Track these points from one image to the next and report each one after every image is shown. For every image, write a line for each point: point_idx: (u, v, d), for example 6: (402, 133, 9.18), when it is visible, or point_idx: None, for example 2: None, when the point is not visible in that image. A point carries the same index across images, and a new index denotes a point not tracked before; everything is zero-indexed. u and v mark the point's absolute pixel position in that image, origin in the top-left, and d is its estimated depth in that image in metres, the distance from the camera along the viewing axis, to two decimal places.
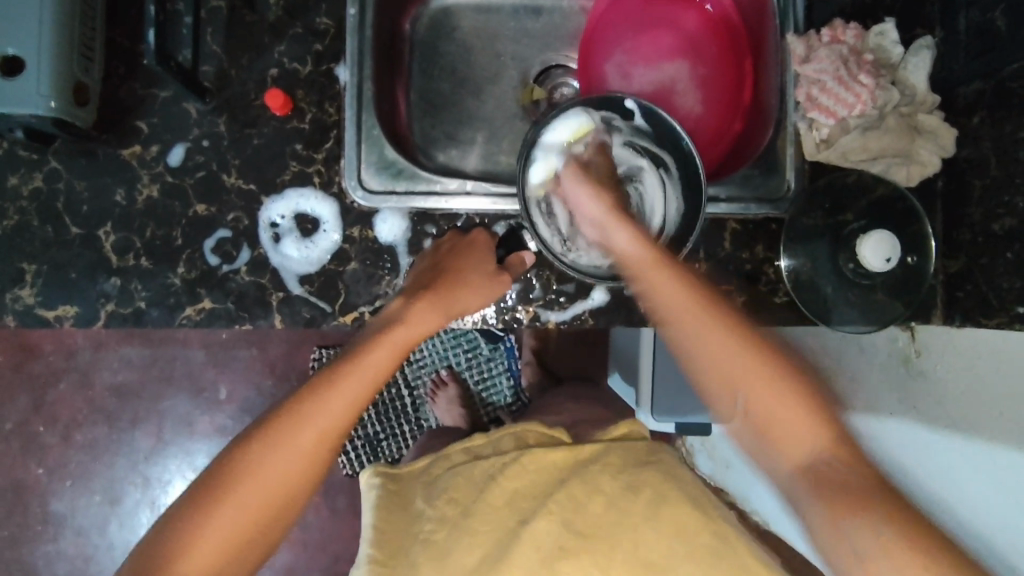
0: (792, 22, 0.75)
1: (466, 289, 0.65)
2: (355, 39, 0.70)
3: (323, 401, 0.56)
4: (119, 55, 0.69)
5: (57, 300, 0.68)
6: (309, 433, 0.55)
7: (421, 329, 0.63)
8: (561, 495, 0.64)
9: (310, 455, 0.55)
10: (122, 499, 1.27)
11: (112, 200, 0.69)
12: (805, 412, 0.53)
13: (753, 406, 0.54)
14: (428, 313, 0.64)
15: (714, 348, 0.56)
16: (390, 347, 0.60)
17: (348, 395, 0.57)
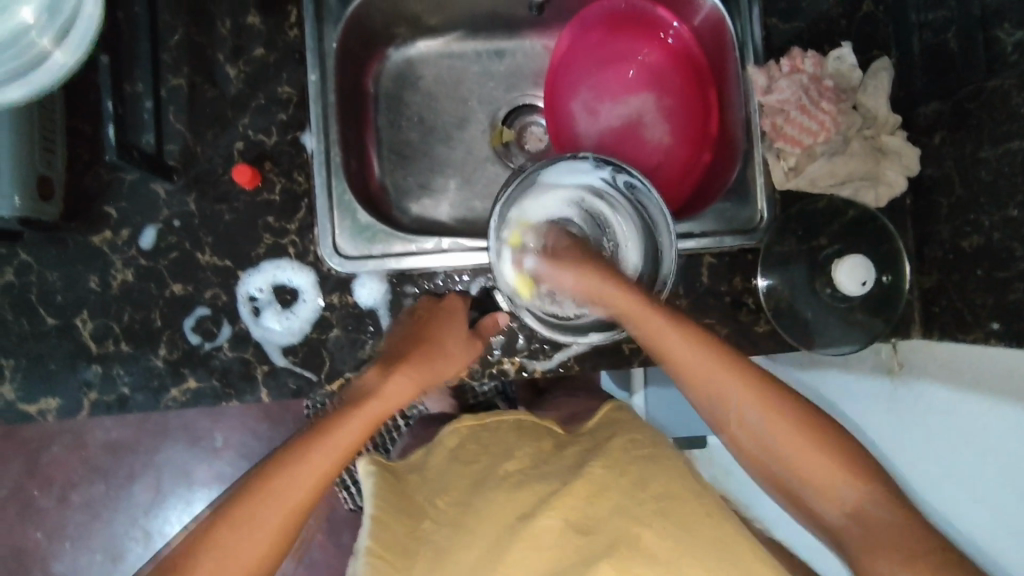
0: (752, 53, 0.76)
1: (442, 350, 0.65)
2: (318, 106, 0.70)
3: (291, 475, 0.53)
4: (81, 140, 0.68)
5: (38, 394, 0.67)
6: (277, 511, 0.52)
7: (397, 399, 0.61)
8: (567, 485, 0.62)
9: (274, 532, 0.52)
10: (125, 556, 1.26)
11: (86, 287, 0.68)
12: (820, 445, 0.54)
13: (690, 368, 0.59)
14: (406, 382, 0.62)
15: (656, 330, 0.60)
16: (362, 417, 0.58)
17: (320, 467, 0.54)
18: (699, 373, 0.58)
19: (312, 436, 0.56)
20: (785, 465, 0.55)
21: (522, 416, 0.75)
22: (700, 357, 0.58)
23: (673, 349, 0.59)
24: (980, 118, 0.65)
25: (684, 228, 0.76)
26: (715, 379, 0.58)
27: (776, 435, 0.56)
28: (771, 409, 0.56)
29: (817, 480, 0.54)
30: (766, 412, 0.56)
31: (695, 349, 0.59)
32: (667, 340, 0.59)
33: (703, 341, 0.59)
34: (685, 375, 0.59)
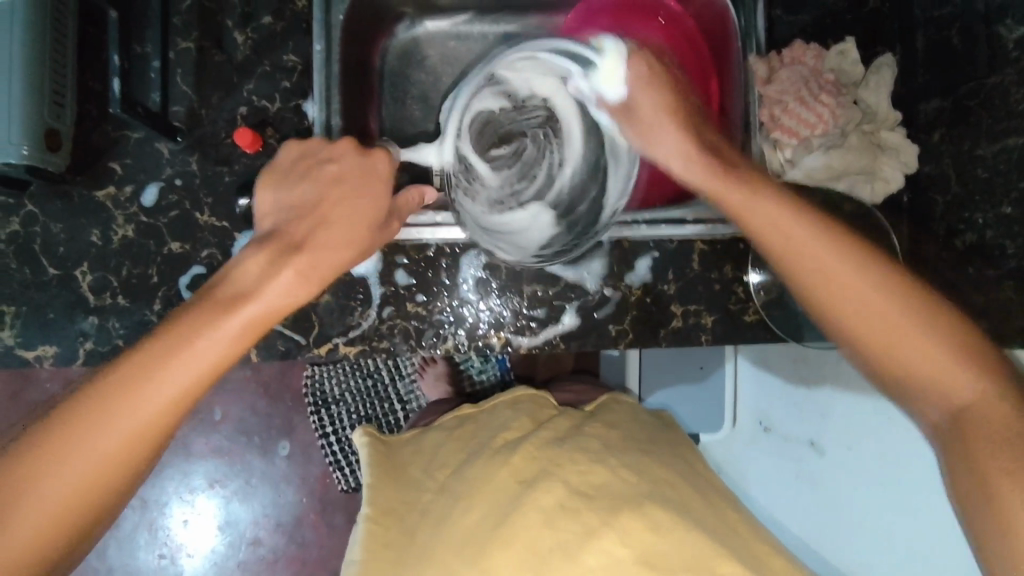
0: (755, 43, 0.75)
1: (337, 218, 0.57)
2: (321, 75, 0.70)
3: (161, 371, 0.47)
4: (91, 97, 0.70)
5: (36, 341, 0.69)
6: (142, 411, 0.47)
7: (283, 293, 0.52)
8: (564, 461, 0.65)
9: (146, 428, 0.47)
10: (121, 523, 1.21)
11: (88, 240, 0.70)
12: (922, 323, 0.50)
13: (827, 272, 0.52)
14: (292, 276, 0.53)
15: (814, 258, 0.53)
16: (248, 314, 0.50)
17: (188, 364, 0.48)
18: (823, 286, 0.52)
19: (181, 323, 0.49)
20: (882, 339, 0.51)
21: (518, 391, 0.77)
22: (841, 263, 0.52)
23: (805, 263, 0.53)
24: (977, 115, 0.65)
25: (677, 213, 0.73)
26: (844, 288, 0.52)
27: (911, 354, 0.50)
28: (919, 332, 0.50)
29: (920, 366, 0.49)
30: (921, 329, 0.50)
31: (865, 273, 0.51)
32: (772, 237, 0.54)
33: (839, 248, 0.53)
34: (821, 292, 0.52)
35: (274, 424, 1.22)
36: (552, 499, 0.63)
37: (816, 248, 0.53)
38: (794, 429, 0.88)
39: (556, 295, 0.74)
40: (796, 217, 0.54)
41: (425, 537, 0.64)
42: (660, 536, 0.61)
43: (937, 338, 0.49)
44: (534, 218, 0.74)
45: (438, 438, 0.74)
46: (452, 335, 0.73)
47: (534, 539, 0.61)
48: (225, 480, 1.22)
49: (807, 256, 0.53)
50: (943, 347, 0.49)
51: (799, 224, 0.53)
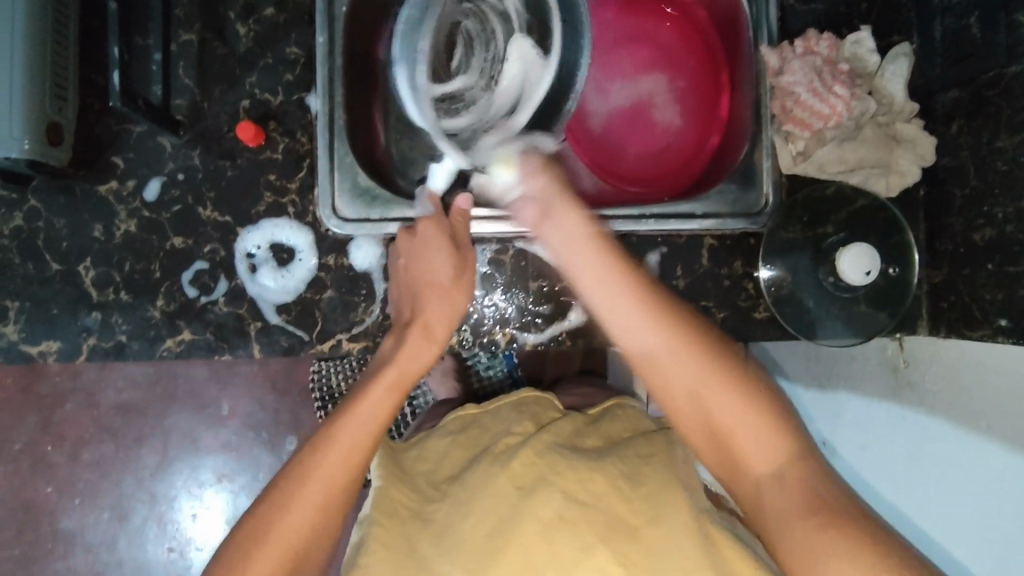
0: (766, 33, 0.73)
1: (431, 269, 0.65)
2: (324, 67, 0.70)
3: (323, 454, 0.55)
4: (94, 91, 0.70)
5: (40, 337, 0.68)
6: (317, 489, 0.54)
7: (413, 360, 0.61)
8: (564, 469, 0.63)
9: (321, 504, 0.54)
10: (130, 517, 1.22)
11: (91, 235, 0.70)
12: (732, 386, 0.55)
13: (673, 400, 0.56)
14: (420, 342, 0.62)
15: (649, 346, 0.56)
16: (388, 385, 0.59)
17: (348, 448, 0.56)
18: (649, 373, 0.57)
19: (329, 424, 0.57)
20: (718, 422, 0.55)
21: (523, 394, 0.77)
22: (684, 365, 0.55)
23: (626, 328, 0.57)
24: (997, 106, 0.63)
25: (687, 208, 0.73)
26: (668, 352, 0.55)
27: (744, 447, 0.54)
28: (738, 410, 0.55)
29: (744, 438, 0.55)
30: (761, 427, 0.55)
31: (709, 371, 0.55)
32: (628, 320, 0.56)
33: (668, 317, 0.56)
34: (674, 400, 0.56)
35: (280, 420, 1.22)
36: (551, 509, 0.60)
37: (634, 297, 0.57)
38: None
39: (563, 291, 0.72)
40: (652, 311, 0.56)
41: (426, 547, 0.62)
42: (656, 554, 0.58)
43: (748, 402, 0.55)
44: (524, 60, 0.68)
45: (444, 443, 0.74)
46: (457, 331, 0.72)
47: (528, 554, 0.58)
48: (232, 476, 1.22)
49: (666, 361, 0.55)
50: (747, 408, 0.55)
51: (654, 332, 0.56)
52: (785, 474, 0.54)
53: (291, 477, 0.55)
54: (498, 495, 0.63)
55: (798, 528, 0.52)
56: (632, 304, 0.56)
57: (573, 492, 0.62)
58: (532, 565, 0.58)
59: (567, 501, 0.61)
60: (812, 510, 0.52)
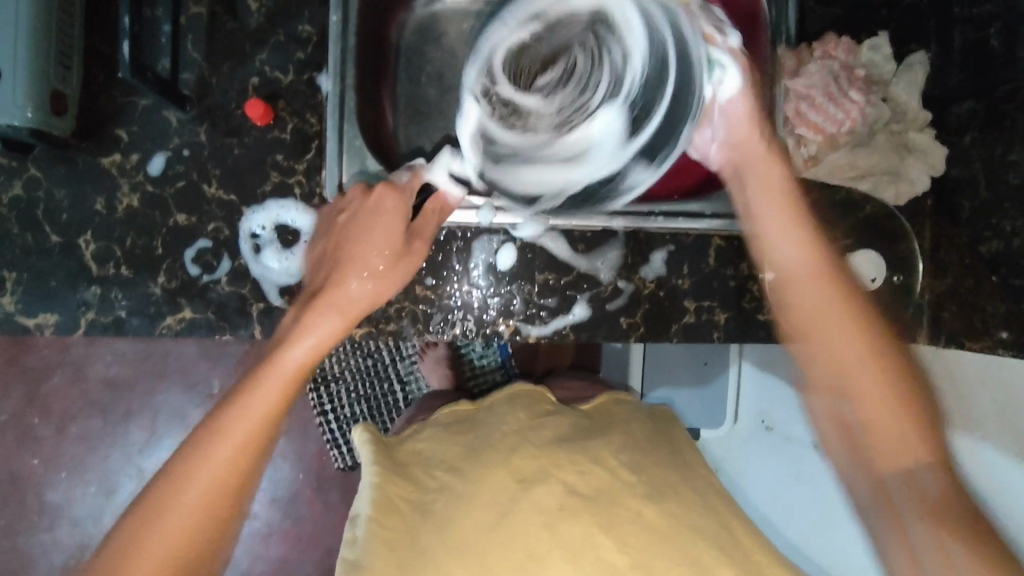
0: (784, 37, 0.73)
1: (367, 239, 0.59)
2: (336, 45, 0.68)
3: (179, 480, 0.51)
4: (98, 61, 0.68)
5: (38, 309, 0.67)
6: (176, 518, 0.51)
7: (308, 339, 0.57)
8: (563, 462, 0.65)
9: (178, 543, 0.51)
10: (117, 491, 1.21)
11: (92, 208, 0.68)
12: (914, 417, 0.52)
13: (836, 375, 0.55)
14: (319, 320, 0.57)
15: (841, 344, 0.55)
16: (272, 375, 0.55)
17: (200, 473, 0.52)
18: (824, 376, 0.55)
19: (196, 434, 0.54)
20: (864, 431, 0.53)
21: (517, 386, 0.75)
22: (848, 346, 0.55)
23: (809, 353, 0.56)
24: (1013, 119, 0.63)
25: (695, 208, 0.72)
26: (840, 349, 0.55)
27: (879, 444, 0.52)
28: (905, 418, 0.52)
29: (884, 461, 0.52)
30: (908, 418, 0.52)
31: (856, 322, 0.55)
32: (831, 315, 0.56)
33: (859, 319, 0.56)
34: (801, 323, 0.57)
35: None
36: (552, 501, 0.63)
37: (827, 316, 0.56)
38: (796, 428, 0.88)
39: (569, 285, 0.72)
40: (808, 241, 0.59)
41: (425, 536, 0.62)
42: (657, 538, 0.62)
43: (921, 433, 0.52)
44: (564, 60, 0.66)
45: (433, 432, 0.71)
46: (461, 321, 0.71)
47: (533, 546, 0.61)
48: None
49: (817, 285, 0.57)
50: (919, 434, 0.52)
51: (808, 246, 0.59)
52: (954, 523, 0.48)
53: (159, 481, 0.52)
54: (499, 485, 0.64)
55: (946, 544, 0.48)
56: (857, 336, 0.55)
57: (573, 483, 0.64)
58: (536, 555, 0.60)
59: (568, 492, 0.63)
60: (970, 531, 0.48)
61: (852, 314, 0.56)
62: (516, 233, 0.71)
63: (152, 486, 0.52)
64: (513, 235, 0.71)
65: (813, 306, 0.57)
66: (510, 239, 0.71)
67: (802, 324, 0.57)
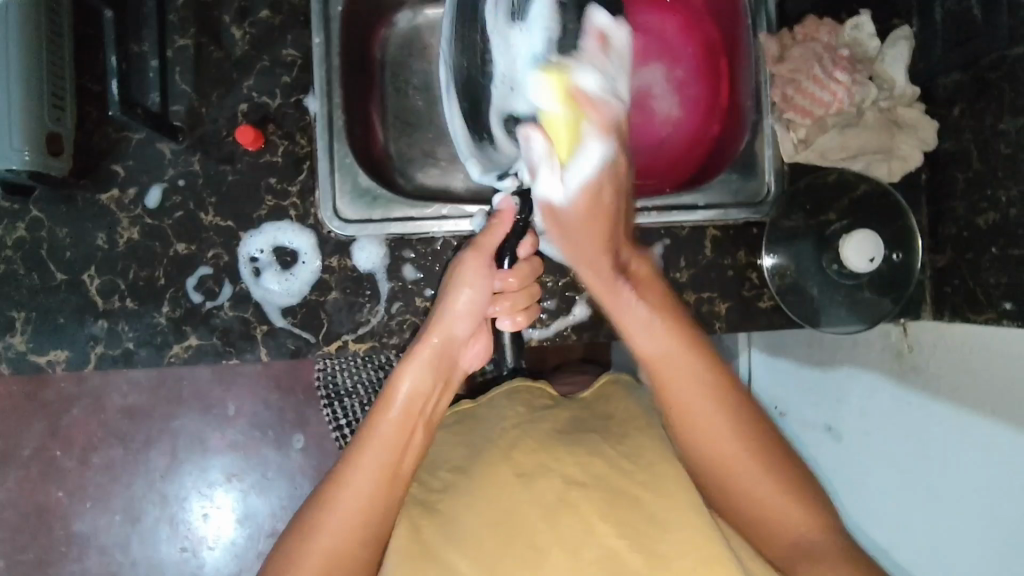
0: (766, 21, 0.73)
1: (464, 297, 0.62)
2: (321, 69, 0.70)
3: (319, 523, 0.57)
4: (90, 99, 0.70)
5: (48, 346, 0.69)
6: (315, 560, 0.56)
7: (406, 384, 0.60)
8: (563, 455, 0.62)
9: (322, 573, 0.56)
10: (142, 518, 1.23)
11: (94, 244, 0.70)
12: (776, 469, 0.62)
13: (664, 370, 0.62)
14: (421, 365, 0.62)
15: (709, 424, 0.62)
16: (395, 417, 0.60)
17: (341, 511, 0.57)
18: (721, 467, 0.62)
19: (327, 483, 0.59)
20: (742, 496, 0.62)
21: (517, 384, 0.74)
22: (725, 425, 0.62)
23: (694, 435, 0.62)
24: (1000, 88, 0.62)
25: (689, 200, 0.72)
26: (716, 432, 0.62)
27: (775, 514, 0.61)
28: (778, 484, 0.61)
29: (779, 513, 0.61)
30: (757, 471, 0.61)
31: (696, 353, 0.62)
32: (687, 392, 0.62)
33: (721, 399, 0.62)
34: (664, 390, 0.63)
35: (288, 418, 1.23)
36: (552, 494, 0.60)
37: (692, 358, 0.62)
38: (813, 416, 0.86)
39: (567, 286, 0.73)
40: (666, 323, 0.63)
41: (429, 533, 0.58)
42: (660, 530, 0.58)
43: (786, 479, 0.62)
44: None
45: (439, 436, 0.71)
46: None
47: (538, 543, 0.57)
48: (242, 475, 1.23)
49: (694, 372, 0.62)
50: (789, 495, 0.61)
51: (682, 349, 0.62)
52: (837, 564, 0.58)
53: (302, 525, 0.58)
54: (499, 480, 0.61)
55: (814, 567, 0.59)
56: (707, 382, 0.62)
57: (574, 475, 0.61)
58: (539, 549, 0.57)
59: (569, 484, 0.60)
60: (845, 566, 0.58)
61: (730, 397, 0.62)
62: None
63: (287, 538, 0.58)
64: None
65: (681, 410, 0.62)
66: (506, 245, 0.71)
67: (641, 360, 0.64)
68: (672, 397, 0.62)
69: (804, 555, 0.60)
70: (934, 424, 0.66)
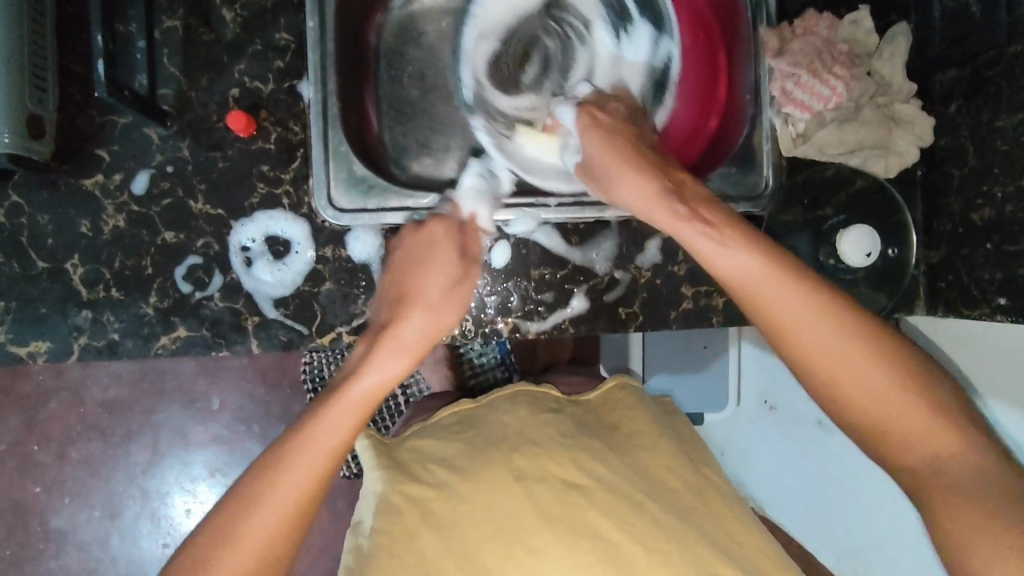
0: (765, 16, 0.72)
1: (427, 282, 0.62)
2: (315, 53, 0.68)
3: (263, 497, 0.53)
4: (74, 81, 0.67)
5: (29, 337, 0.66)
6: (255, 538, 0.52)
7: (378, 375, 0.57)
8: (560, 455, 0.63)
9: (262, 551, 0.52)
10: (123, 514, 1.20)
11: (77, 231, 0.67)
12: (908, 392, 0.48)
13: (812, 349, 0.50)
14: (387, 357, 0.58)
15: (834, 356, 0.49)
16: (341, 410, 0.55)
17: (290, 487, 0.53)
18: (862, 412, 0.49)
19: (272, 456, 0.54)
20: (893, 448, 0.49)
21: (519, 387, 0.72)
22: (837, 335, 0.49)
23: (845, 366, 0.49)
24: (998, 85, 0.63)
25: None
26: (866, 378, 0.49)
27: (917, 455, 0.48)
28: (894, 390, 0.48)
29: (913, 453, 0.48)
30: (864, 362, 0.49)
31: (814, 295, 0.50)
32: (783, 311, 0.51)
33: (830, 309, 0.50)
34: (824, 371, 0.50)
35: (274, 412, 1.21)
36: (551, 495, 0.61)
37: (819, 309, 0.50)
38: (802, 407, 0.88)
39: (565, 278, 0.72)
40: (761, 248, 0.52)
41: (435, 544, 0.59)
42: (661, 527, 0.61)
43: (926, 406, 0.48)
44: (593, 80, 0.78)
45: (437, 432, 0.68)
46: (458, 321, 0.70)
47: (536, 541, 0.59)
48: (226, 469, 1.21)
49: (818, 324, 0.50)
50: (930, 423, 0.48)
51: (830, 320, 0.49)
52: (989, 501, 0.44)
53: (232, 509, 0.53)
54: (497, 478, 0.62)
55: (958, 520, 0.45)
56: (799, 303, 0.50)
57: (570, 476, 0.62)
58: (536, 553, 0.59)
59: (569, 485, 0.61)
60: (983, 503, 0.44)
61: (833, 321, 0.50)
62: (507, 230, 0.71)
63: (213, 517, 0.53)
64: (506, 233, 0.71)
65: (834, 373, 0.49)
66: (505, 236, 0.71)
67: (745, 297, 0.52)
68: (789, 339, 0.51)
69: (974, 498, 0.45)
70: None
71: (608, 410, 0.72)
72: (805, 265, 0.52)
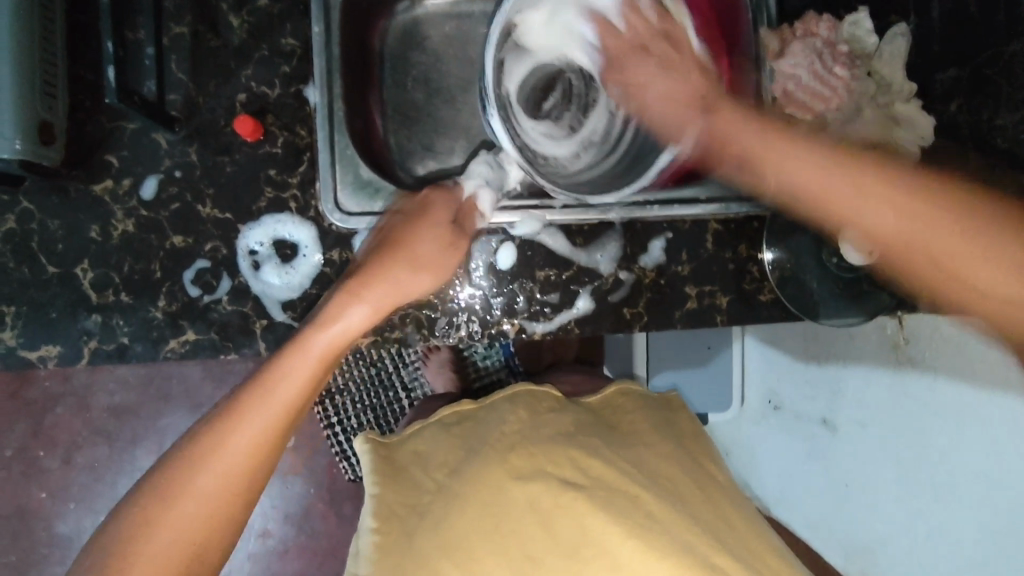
0: (766, 18, 0.74)
1: (414, 243, 0.66)
2: (322, 59, 0.69)
3: (233, 420, 0.58)
4: (84, 88, 0.68)
5: (39, 342, 0.67)
6: (229, 456, 0.57)
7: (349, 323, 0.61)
8: (559, 454, 0.63)
9: (234, 469, 0.57)
10: None
11: (87, 236, 0.68)
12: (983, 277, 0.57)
13: (933, 260, 0.59)
14: (358, 304, 0.62)
15: (931, 238, 0.59)
16: (309, 355, 0.60)
17: (263, 413, 0.59)
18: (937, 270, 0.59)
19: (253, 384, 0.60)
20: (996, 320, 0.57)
21: (516, 386, 0.72)
22: (923, 217, 0.59)
23: (938, 266, 0.59)
24: None
25: (690, 193, 0.74)
26: (954, 251, 0.58)
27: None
28: (979, 270, 0.57)
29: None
30: (984, 274, 0.57)
31: (929, 206, 0.59)
32: (899, 221, 0.60)
33: (930, 208, 0.59)
34: (926, 254, 0.59)
35: None
36: (550, 495, 0.61)
37: (920, 205, 0.59)
38: (805, 410, 0.89)
39: (570, 280, 0.72)
40: (875, 184, 0.61)
41: (437, 545, 0.60)
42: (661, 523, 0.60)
43: (1014, 281, 0.56)
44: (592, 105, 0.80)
45: (438, 431, 0.70)
46: (466, 323, 0.71)
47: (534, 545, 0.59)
48: None
49: (914, 231, 0.59)
50: (1012, 293, 0.56)
51: (961, 228, 0.57)
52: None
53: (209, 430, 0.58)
54: (498, 478, 0.62)
55: None
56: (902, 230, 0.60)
57: (570, 475, 0.62)
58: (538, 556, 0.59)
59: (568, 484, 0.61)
60: None
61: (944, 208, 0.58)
62: (513, 231, 0.72)
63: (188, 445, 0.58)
64: (512, 234, 0.72)
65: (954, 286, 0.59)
66: (510, 238, 0.71)
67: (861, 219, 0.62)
68: (935, 263, 0.59)
69: None
70: (921, 409, 0.70)
71: (611, 410, 0.72)
72: (917, 177, 0.61)
